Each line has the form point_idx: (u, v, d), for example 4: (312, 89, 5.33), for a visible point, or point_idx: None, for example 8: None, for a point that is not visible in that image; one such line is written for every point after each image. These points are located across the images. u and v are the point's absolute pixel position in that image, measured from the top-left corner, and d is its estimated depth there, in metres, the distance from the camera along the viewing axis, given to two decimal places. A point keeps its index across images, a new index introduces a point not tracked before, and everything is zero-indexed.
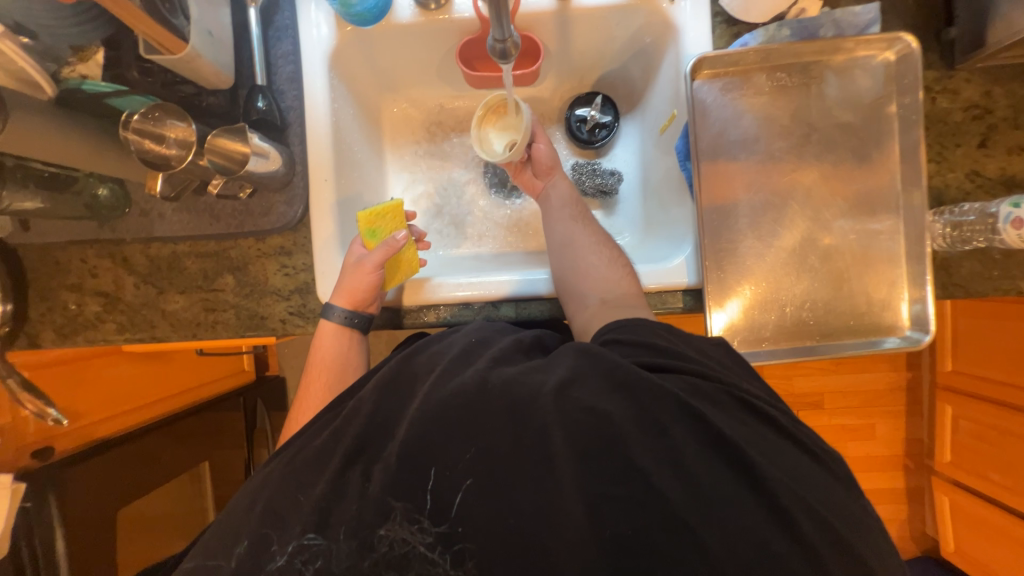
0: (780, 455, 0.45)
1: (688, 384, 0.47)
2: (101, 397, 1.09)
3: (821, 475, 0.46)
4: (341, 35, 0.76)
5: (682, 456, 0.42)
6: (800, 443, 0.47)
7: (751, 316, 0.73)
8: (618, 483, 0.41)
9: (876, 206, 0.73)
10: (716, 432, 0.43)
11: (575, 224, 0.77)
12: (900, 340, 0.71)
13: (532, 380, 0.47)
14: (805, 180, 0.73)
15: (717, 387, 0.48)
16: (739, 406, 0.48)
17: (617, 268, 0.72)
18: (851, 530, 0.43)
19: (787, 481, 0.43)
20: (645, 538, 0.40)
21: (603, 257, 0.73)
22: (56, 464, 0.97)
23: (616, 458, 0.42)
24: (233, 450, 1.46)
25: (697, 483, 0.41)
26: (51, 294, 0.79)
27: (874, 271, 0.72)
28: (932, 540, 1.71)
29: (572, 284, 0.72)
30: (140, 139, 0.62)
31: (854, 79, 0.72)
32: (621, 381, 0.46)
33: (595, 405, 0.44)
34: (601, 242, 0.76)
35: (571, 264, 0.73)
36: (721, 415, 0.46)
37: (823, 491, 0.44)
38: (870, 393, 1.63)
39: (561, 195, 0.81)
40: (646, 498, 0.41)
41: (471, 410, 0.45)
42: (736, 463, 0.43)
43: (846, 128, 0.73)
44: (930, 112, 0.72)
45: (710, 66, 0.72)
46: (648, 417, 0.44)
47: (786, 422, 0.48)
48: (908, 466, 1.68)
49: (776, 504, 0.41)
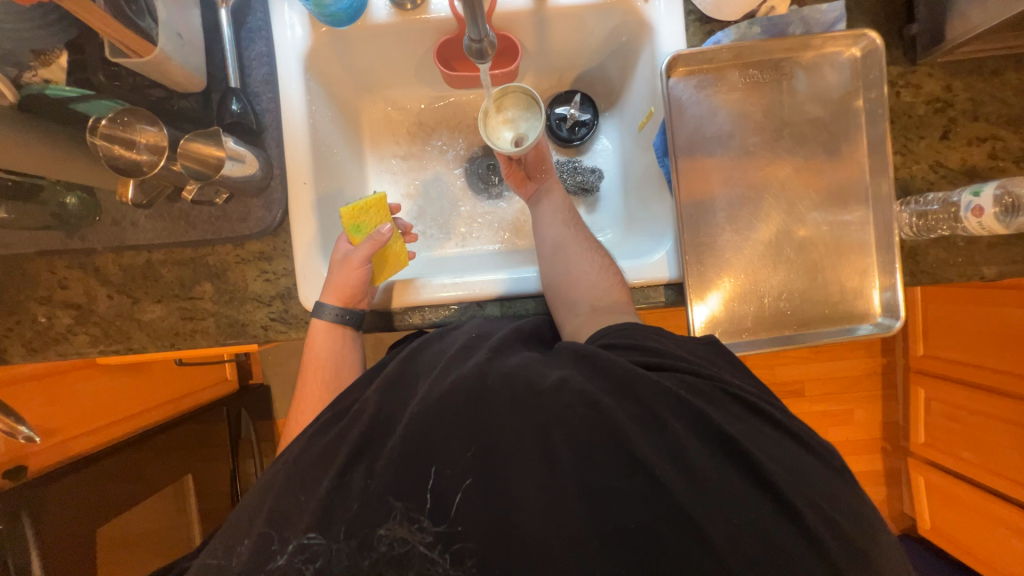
0: (777, 447, 0.46)
1: (684, 382, 0.49)
2: (84, 411, 1.07)
3: (813, 462, 0.47)
4: (317, 37, 0.75)
5: (683, 449, 0.43)
6: (795, 437, 0.48)
7: (730, 308, 0.74)
8: (621, 477, 0.42)
9: (846, 197, 0.75)
10: (714, 427, 0.44)
11: (567, 229, 0.78)
12: (873, 327, 0.74)
13: (533, 373, 0.47)
14: (778, 173, 0.75)
15: (712, 384, 0.49)
16: (734, 402, 0.49)
17: (609, 276, 0.72)
18: (848, 516, 0.44)
19: (786, 475, 0.44)
20: (646, 529, 0.41)
21: (595, 263, 0.73)
22: (26, 485, 0.93)
23: (617, 452, 0.42)
24: (217, 463, 1.41)
25: (695, 474, 0.42)
26: (19, 307, 0.76)
27: (846, 260, 0.75)
28: (909, 519, 1.77)
29: (564, 291, 0.72)
30: (110, 144, 0.60)
31: (823, 75, 0.75)
32: (619, 380, 0.46)
33: (598, 400, 0.44)
34: (592, 249, 0.76)
35: (562, 272, 0.73)
36: (717, 411, 0.47)
37: (820, 482, 0.45)
38: (847, 379, 1.69)
39: (552, 201, 0.81)
40: (649, 492, 0.41)
41: (472, 409, 0.44)
42: (734, 455, 0.44)
43: (817, 122, 0.75)
44: (894, 106, 0.75)
45: (684, 64, 0.74)
46: (646, 412, 0.45)
47: (780, 416, 0.49)
48: (885, 449, 1.74)
49: (777, 493, 0.42)
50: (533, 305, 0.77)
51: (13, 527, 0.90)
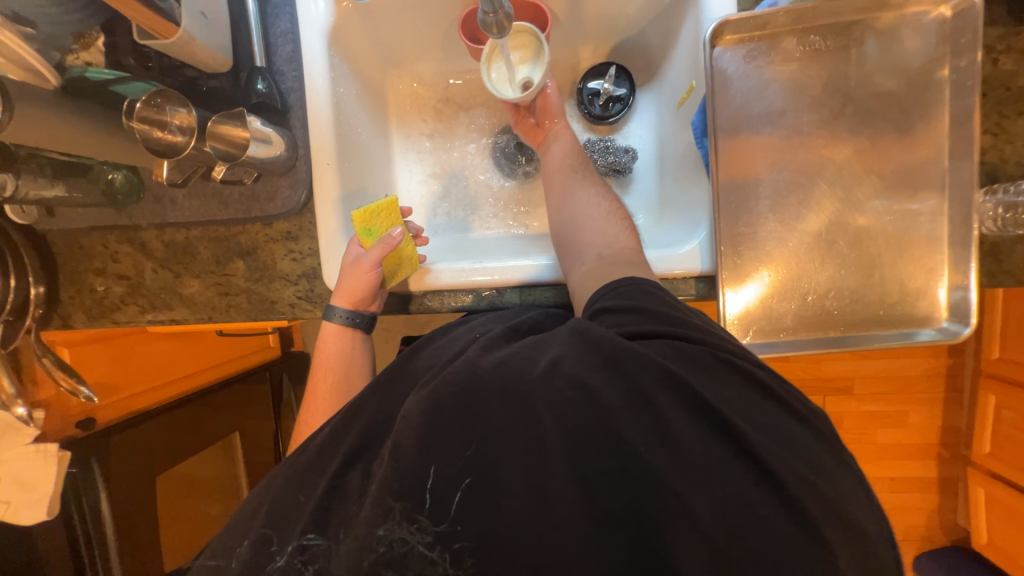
0: (774, 424, 0.43)
1: (674, 350, 0.46)
2: (140, 369, 1.17)
3: (811, 436, 0.44)
4: (341, 11, 0.73)
5: (670, 426, 0.40)
6: (787, 407, 0.45)
7: (768, 304, 0.68)
8: (607, 458, 0.40)
9: (918, 184, 0.66)
10: (701, 398, 0.42)
11: (574, 175, 0.75)
12: (936, 333, 0.66)
13: (523, 362, 0.45)
14: (836, 156, 0.67)
15: (703, 351, 0.47)
16: (725, 368, 0.46)
17: (618, 223, 0.70)
18: (841, 493, 0.41)
19: (782, 455, 0.41)
20: (636, 512, 0.39)
21: (602, 209, 0.71)
22: (95, 435, 1.04)
23: (603, 432, 0.40)
24: (263, 421, 1.54)
25: (684, 454, 0.40)
26: (79, 278, 0.83)
27: (911, 257, 0.66)
28: (963, 531, 1.64)
29: (571, 240, 0.70)
30: (146, 127, 0.62)
31: (901, 40, 0.64)
32: (608, 354, 0.44)
33: (585, 381, 0.42)
34: (601, 195, 0.73)
35: (569, 221, 0.71)
36: (707, 381, 0.44)
37: (807, 450, 0.43)
38: (904, 380, 1.55)
39: (561, 145, 0.78)
40: (638, 473, 0.39)
41: (460, 393, 0.43)
42: (728, 433, 0.41)
43: (888, 97, 0.65)
44: (989, 76, 0.64)
45: (733, 31, 0.66)
46: (635, 388, 0.42)
47: (772, 382, 0.46)
48: (942, 455, 1.60)
49: (773, 476, 0.39)
50: (554, 294, 0.74)
51: (84, 471, 1.02)
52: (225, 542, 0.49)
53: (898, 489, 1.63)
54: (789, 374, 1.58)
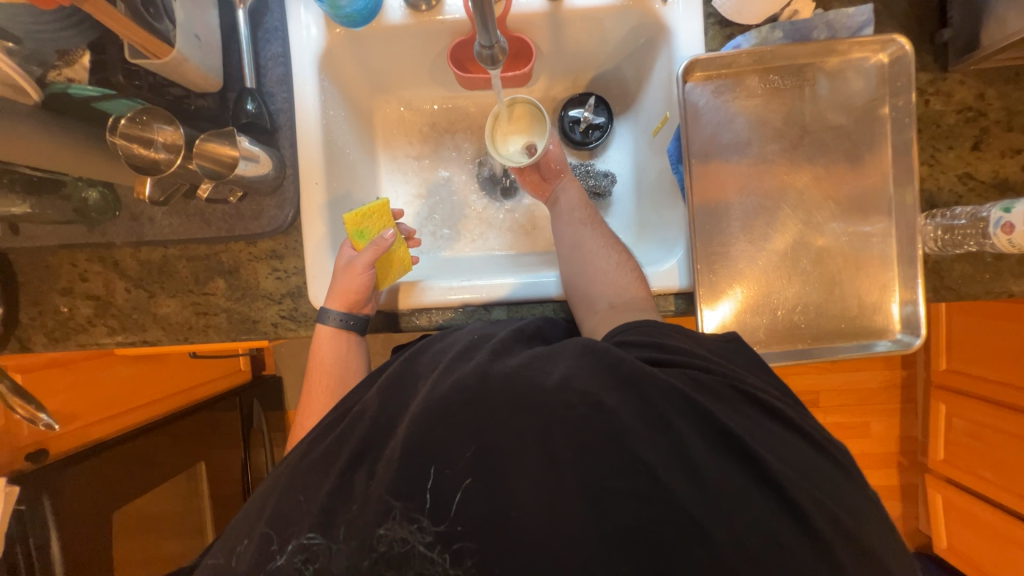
0: (784, 447, 0.46)
1: (692, 379, 0.48)
2: (97, 397, 1.09)
3: (826, 465, 0.46)
4: (332, 37, 0.75)
5: (687, 448, 0.42)
6: (800, 433, 0.48)
7: (742, 319, 0.73)
8: (623, 478, 0.41)
9: (868, 208, 0.73)
10: (720, 425, 0.44)
11: (583, 227, 0.78)
12: (892, 343, 0.72)
13: (536, 373, 0.46)
14: (797, 182, 0.73)
15: (722, 381, 0.49)
16: (743, 400, 0.48)
17: (627, 273, 0.72)
18: (852, 514, 0.43)
19: (792, 475, 0.43)
20: (650, 529, 0.40)
21: (612, 260, 0.73)
22: (50, 466, 0.97)
23: (620, 452, 0.42)
24: (229, 449, 1.46)
25: (698, 473, 0.41)
26: (42, 298, 0.79)
27: (866, 274, 0.72)
28: (926, 537, 1.72)
29: (582, 289, 0.72)
30: (128, 144, 0.61)
31: (847, 82, 0.72)
32: (627, 377, 0.45)
33: (600, 400, 0.44)
34: (611, 244, 0.76)
35: (580, 270, 0.73)
36: (723, 409, 0.47)
37: (822, 477, 0.45)
38: (864, 392, 1.65)
39: (570, 198, 0.81)
40: (653, 493, 0.40)
41: (472, 405, 0.44)
42: (743, 457, 0.43)
43: (839, 131, 0.73)
44: (923, 114, 0.72)
45: (702, 69, 0.72)
46: (654, 412, 0.44)
47: (790, 414, 0.49)
48: (902, 464, 1.69)
49: (783, 493, 0.41)
50: (541, 310, 0.77)
51: (33, 507, 0.94)
52: (206, 569, 0.47)
53: None
54: None
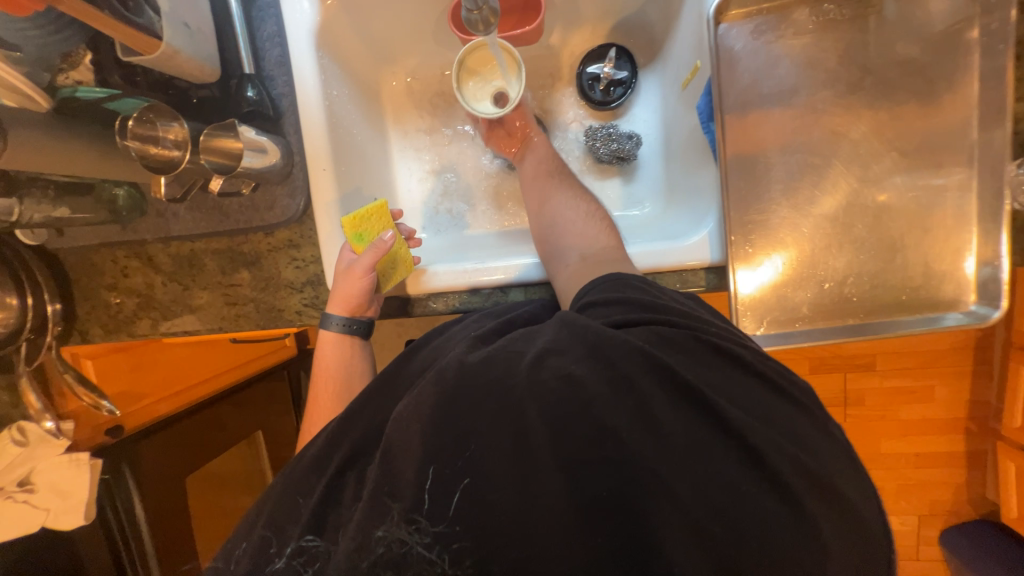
0: (758, 403, 0.43)
1: (654, 334, 0.46)
2: (160, 377, 1.21)
3: (796, 413, 0.45)
4: (327, 10, 0.71)
5: (652, 409, 0.40)
6: (774, 385, 0.46)
7: (782, 293, 0.66)
8: (591, 448, 0.39)
9: (943, 158, 0.62)
10: (682, 380, 0.42)
11: (553, 180, 0.75)
12: (964, 316, 0.63)
13: (510, 354, 0.45)
14: (853, 133, 0.63)
15: (685, 334, 0.47)
16: (713, 352, 0.46)
17: (596, 223, 0.70)
18: (823, 462, 0.42)
19: (768, 437, 0.41)
20: (626, 501, 0.37)
21: (580, 210, 0.71)
22: (126, 441, 1.07)
23: (587, 422, 0.39)
24: (284, 416, 1.56)
25: (672, 441, 0.39)
26: (93, 294, 0.85)
27: (935, 237, 0.63)
28: (992, 505, 1.61)
29: (552, 244, 0.70)
30: (141, 144, 0.63)
31: (924, 4, 0.60)
32: (593, 344, 0.44)
33: (568, 371, 0.42)
34: (581, 195, 0.73)
35: (548, 225, 0.71)
36: (689, 363, 0.44)
37: (795, 430, 0.43)
38: (929, 354, 1.51)
39: (539, 153, 0.79)
40: (627, 466, 0.38)
41: (447, 387, 0.43)
42: (713, 416, 0.41)
43: (910, 66, 0.61)
44: (1023, 36, 0.59)
45: (739, 5, 0.62)
46: (618, 375, 0.42)
47: (757, 362, 0.47)
48: (970, 430, 1.56)
49: (758, 453, 0.39)
50: None
51: (117, 476, 1.05)
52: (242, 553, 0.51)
53: (925, 464, 1.60)
54: (808, 355, 1.54)
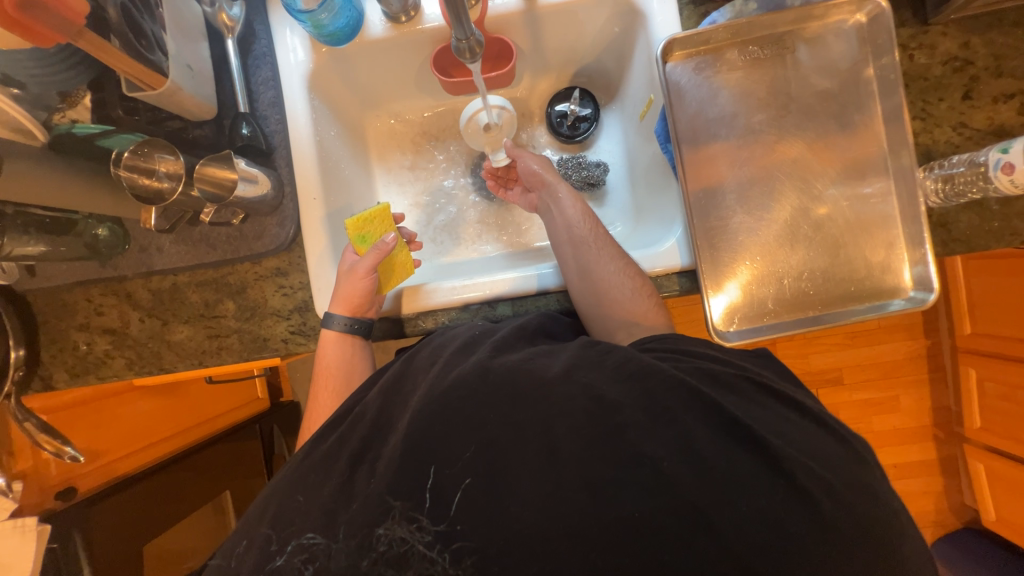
0: (801, 431, 0.46)
1: (704, 373, 0.49)
2: (120, 433, 1.11)
3: (843, 453, 0.46)
4: (317, 57, 0.78)
5: (694, 441, 0.42)
6: (822, 422, 0.48)
7: (750, 293, 0.72)
8: (623, 468, 0.41)
9: (865, 169, 0.72)
10: (729, 415, 0.43)
11: (591, 249, 0.73)
12: (905, 302, 0.70)
13: (535, 366, 0.47)
14: (790, 151, 0.73)
15: (735, 374, 0.49)
16: (759, 390, 0.49)
17: (643, 299, 0.69)
18: (851, 484, 0.43)
19: (792, 453, 0.43)
20: (652, 521, 0.40)
21: (627, 288, 0.69)
22: (79, 505, 0.97)
23: (620, 446, 0.41)
24: (254, 478, 1.44)
25: (708, 469, 0.41)
26: (61, 336, 0.81)
27: (869, 235, 0.71)
28: (973, 511, 1.65)
29: (596, 319, 0.70)
30: (132, 175, 0.64)
31: (828, 45, 0.72)
32: (632, 373, 0.46)
33: (601, 393, 0.44)
34: (628, 266, 0.71)
35: (592, 295, 0.71)
36: (736, 400, 0.47)
37: (842, 466, 0.44)
38: (890, 364, 1.59)
39: (566, 214, 0.77)
40: (657, 483, 0.40)
41: (473, 401, 0.45)
42: (751, 444, 0.42)
43: (825, 94, 0.73)
44: (909, 69, 0.72)
45: (681, 48, 0.73)
46: (656, 405, 0.43)
47: (808, 404, 0.50)
48: (937, 436, 1.63)
49: (784, 473, 0.42)
50: (546, 302, 0.76)
51: (66, 544, 0.94)
52: None
53: (904, 474, 1.64)
54: None
